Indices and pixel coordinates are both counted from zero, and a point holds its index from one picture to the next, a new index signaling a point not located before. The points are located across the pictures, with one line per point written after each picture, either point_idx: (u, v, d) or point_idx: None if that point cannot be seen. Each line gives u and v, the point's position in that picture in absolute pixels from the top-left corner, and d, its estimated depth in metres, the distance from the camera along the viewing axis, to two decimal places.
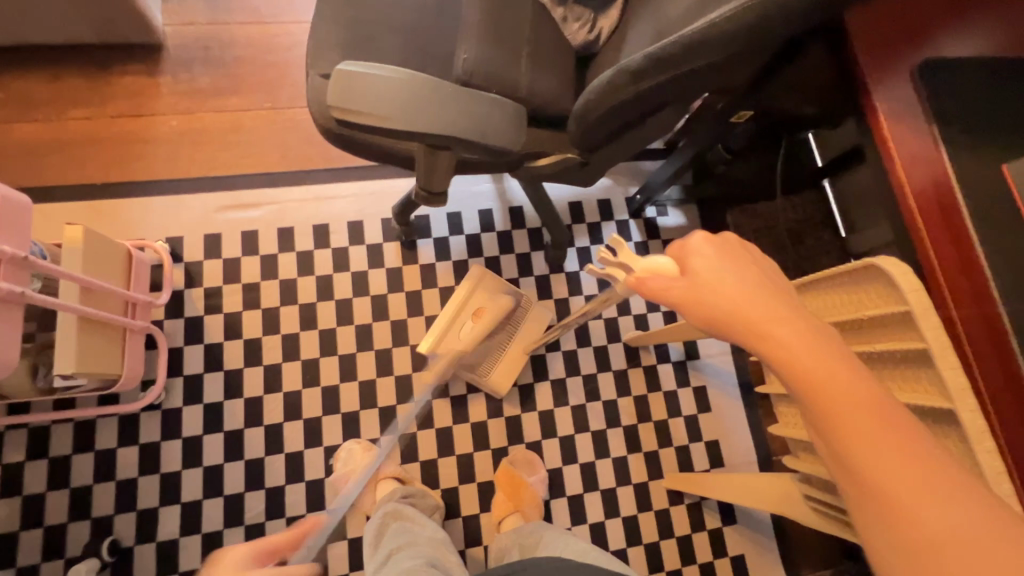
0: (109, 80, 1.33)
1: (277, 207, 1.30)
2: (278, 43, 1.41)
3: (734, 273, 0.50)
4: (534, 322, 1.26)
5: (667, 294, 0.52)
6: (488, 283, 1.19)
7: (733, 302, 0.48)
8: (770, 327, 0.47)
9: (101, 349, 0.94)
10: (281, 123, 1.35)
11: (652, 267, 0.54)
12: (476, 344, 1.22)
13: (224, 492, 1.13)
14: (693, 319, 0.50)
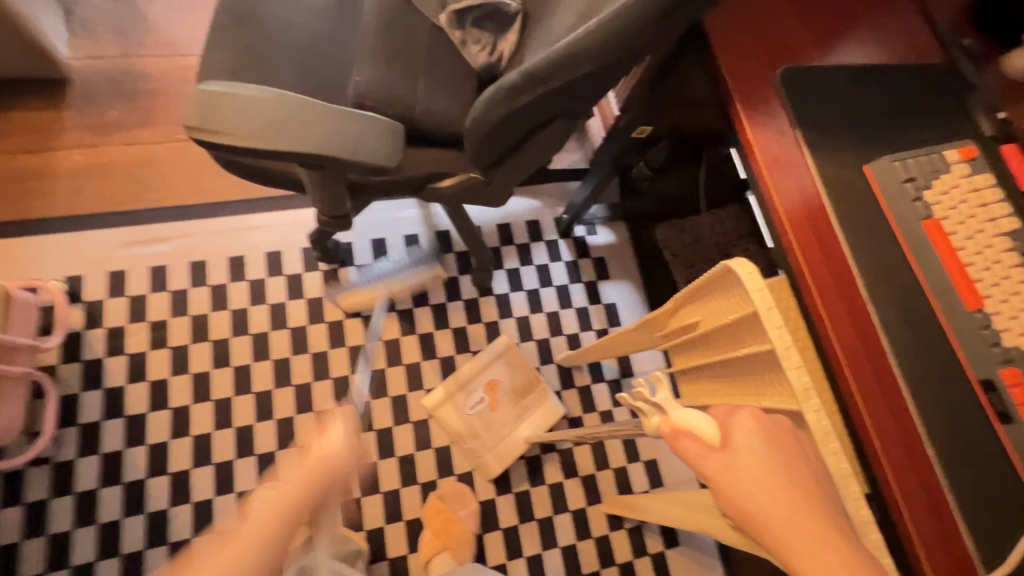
0: (9, 116, 1.27)
1: (188, 240, 1.25)
2: (193, 74, 1.38)
3: (787, 469, 0.43)
4: (545, 416, 1.24)
5: (698, 462, 0.46)
6: (509, 359, 1.27)
7: (769, 500, 0.42)
8: (805, 542, 0.40)
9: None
10: (194, 155, 1.31)
11: (687, 423, 0.48)
12: (486, 421, 1.21)
13: (122, 551, 1.04)
14: (724, 501, 0.43)
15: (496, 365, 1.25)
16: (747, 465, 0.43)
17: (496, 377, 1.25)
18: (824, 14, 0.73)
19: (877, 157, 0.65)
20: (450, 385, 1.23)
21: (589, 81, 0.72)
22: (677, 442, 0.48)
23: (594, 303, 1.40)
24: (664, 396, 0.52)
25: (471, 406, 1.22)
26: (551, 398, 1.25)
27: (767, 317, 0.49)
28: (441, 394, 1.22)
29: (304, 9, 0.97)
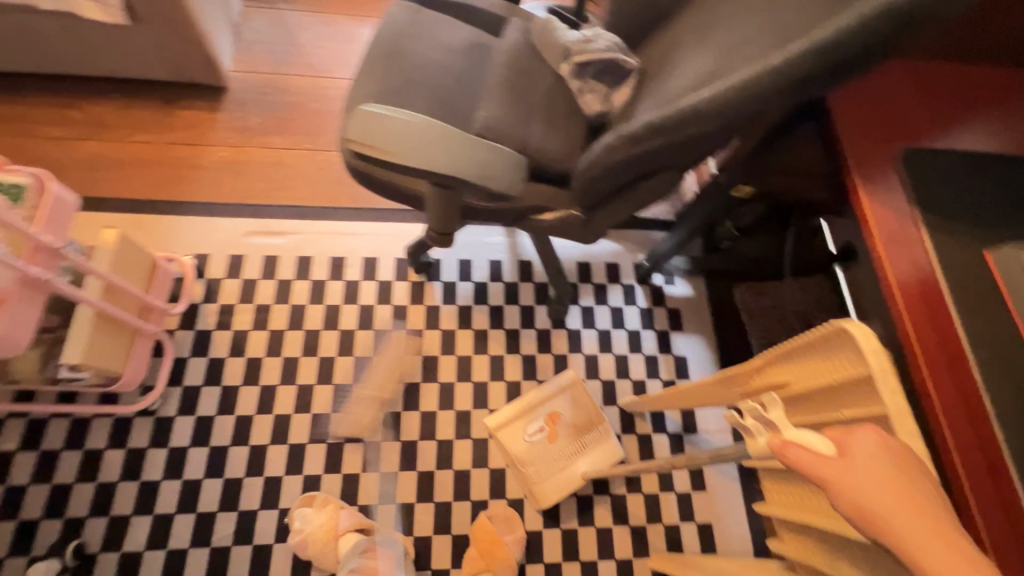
0: (175, 112, 1.49)
1: (300, 237, 1.38)
2: (328, 94, 1.57)
3: (905, 475, 0.45)
4: (605, 455, 1.22)
5: (815, 471, 0.47)
6: (574, 393, 1.27)
7: (890, 498, 0.44)
8: (929, 539, 0.41)
9: (110, 341, 1.00)
10: (318, 163, 1.47)
11: (800, 439, 0.50)
12: (545, 451, 1.22)
13: (198, 510, 1.12)
14: (843, 503, 0.45)
15: (559, 398, 1.26)
16: (867, 468, 0.45)
17: (560, 411, 1.26)
18: (951, 97, 0.74)
19: (1001, 243, 0.65)
20: (513, 411, 1.25)
21: (707, 136, 0.76)
22: (787, 453, 0.50)
23: (664, 352, 1.40)
24: (776, 415, 0.54)
25: (532, 433, 1.24)
26: (613, 439, 1.23)
27: (883, 379, 0.50)
28: (503, 423, 1.24)
29: (444, 49, 1.10)
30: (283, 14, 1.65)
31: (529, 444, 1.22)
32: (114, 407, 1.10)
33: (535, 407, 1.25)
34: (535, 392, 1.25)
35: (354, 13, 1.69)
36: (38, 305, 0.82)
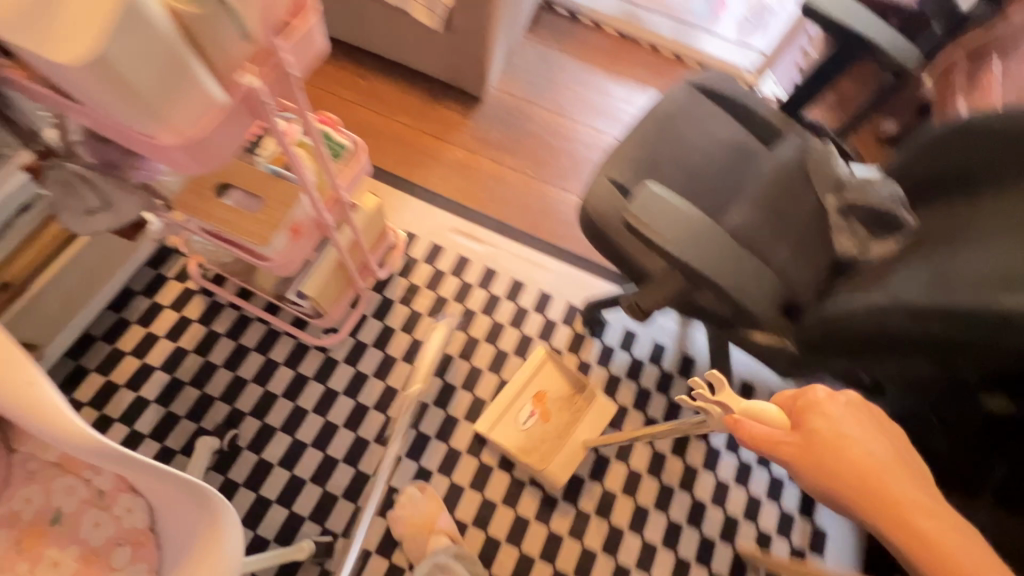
0: (436, 107, 1.68)
1: (495, 251, 1.48)
2: (563, 135, 1.68)
3: (851, 433, 0.62)
4: (601, 416, 1.24)
5: (778, 442, 0.65)
6: (551, 368, 1.27)
7: (846, 456, 0.61)
8: (871, 475, 0.60)
9: (336, 287, 1.15)
10: (532, 193, 1.58)
11: (757, 410, 0.67)
12: (541, 434, 1.24)
13: (326, 451, 1.22)
14: (806, 471, 0.63)
15: (540, 376, 1.26)
16: (820, 434, 0.63)
17: (547, 388, 1.26)
18: None
19: None
20: (495, 409, 1.23)
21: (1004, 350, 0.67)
22: (751, 426, 0.67)
23: (803, 517, 1.25)
24: (726, 393, 0.70)
25: (523, 421, 1.23)
26: (600, 396, 1.25)
27: None
28: (494, 420, 1.22)
29: (711, 140, 1.11)
30: (551, 54, 1.81)
31: (524, 432, 1.22)
32: (303, 333, 1.26)
33: (523, 393, 1.24)
34: (515, 382, 1.24)
35: (610, 71, 1.81)
36: (311, 242, 0.94)
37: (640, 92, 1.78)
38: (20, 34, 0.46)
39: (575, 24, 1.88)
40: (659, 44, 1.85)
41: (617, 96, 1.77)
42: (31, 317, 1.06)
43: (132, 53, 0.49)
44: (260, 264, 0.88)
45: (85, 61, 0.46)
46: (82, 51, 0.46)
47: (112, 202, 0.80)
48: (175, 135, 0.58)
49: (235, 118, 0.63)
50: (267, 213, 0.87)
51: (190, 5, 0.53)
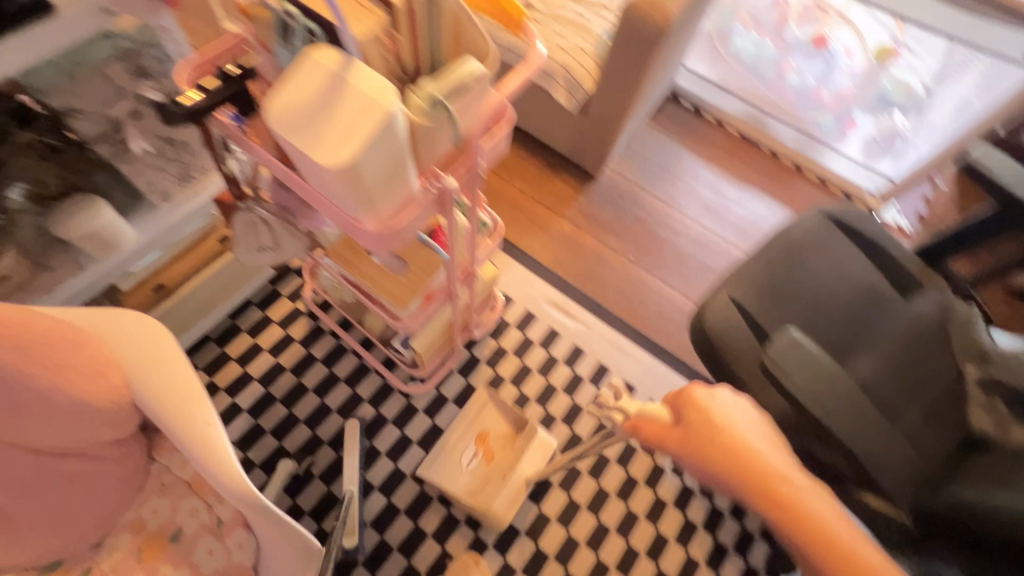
0: (551, 178, 1.74)
1: (585, 330, 1.49)
2: (670, 226, 1.70)
3: (723, 419, 0.69)
4: (542, 450, 1.25)
5: (664, 437, 0.73)
6: (492, 407, 1.29)
7: (721, 444, 0.68)
8: (733, 450, 0.67)
9: (438, 344, 1.19)
10: (631, 279, 1.59)
11: (648, 410, 0.77)
12: (484, 474, 1.23)
13: (391, 498, 1.24)
14: (689, 461, 0.70)
15: (484, 418, 1.28)
16: (692, 425, 0.70)
17: (489, 428, 1.28)
18: None
19: None
20: (440, 452, 1.23)
21: None
22: (643, 425, 0.77)
23: None
24: (630, 403, 0.79)
25: (466, 462, 1.23)
26: (540, 433, 1.26)
27: None
28: (437, 459, 1.22)
29: (847, 280, 1.05)
30: (671, 144, 1.85)
31: (467, 474, 1.22)
32: (392, 376, 1.28)
33: (465, 434, 1.25)
34: (456, 424, 1.26)
35: (727, 171, 1.82)
36: (437, 307, 0.99)
37: (753, 197, 1.78)
38: (293, 134, 0.52)
39: (699, 119, 1.92)
40: (780, 152, 1.86)
41: (729, 197, 1.77)
42: (170, 317, 1.13)
43: (376, 161, 0.55)
44: (392, 323, 0.95)
45: (342, 167, 0.52)
46: (342, 159, 0.52)
47: (280, 244, 0.87)
48: (377, 222, 0.64)
49: (425, 211, 0.68)
50: (409, 279, 0.92)
51: (426, 120, 0.59)
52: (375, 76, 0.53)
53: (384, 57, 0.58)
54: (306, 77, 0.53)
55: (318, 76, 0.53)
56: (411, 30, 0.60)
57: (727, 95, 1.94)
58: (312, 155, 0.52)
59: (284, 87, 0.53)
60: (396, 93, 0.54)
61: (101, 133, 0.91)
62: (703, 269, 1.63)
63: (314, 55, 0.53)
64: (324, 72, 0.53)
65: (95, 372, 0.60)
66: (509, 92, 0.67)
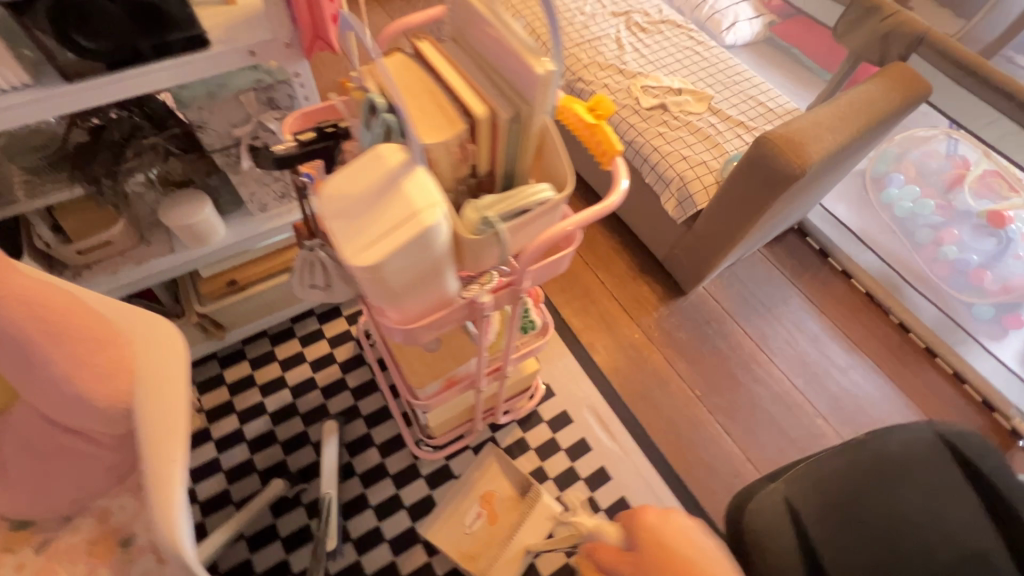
0: (639, 279, 1.65)
1: (621, 454, 1.35)
2: (752, 370, 1.52)
3: (685, 541, 0.59)
4: (546, 518, 1.19)
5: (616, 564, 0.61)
6: (496, 465, 1.26)
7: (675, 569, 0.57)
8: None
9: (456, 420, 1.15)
10: (690, 414, 1.43)
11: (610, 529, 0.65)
12: (486, 537, 1.18)
13: (361, 556, 1.18)
14: None
15: (489, 477, 1.24)
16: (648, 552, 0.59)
17: (495, 488, 1.24)
18: None
19: None
20: (444, 506, 1.21)
21: None
22: (597, 551, 0.64)
23: None
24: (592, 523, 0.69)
25: (467, 524, 1.19)
26: (545, 497, 1.20)
27: None
28: (437, 515, 1.19)
29: (948, 539, 0.76)
30: (781, 282, 1.68)
31: (467, 536, 1.18)
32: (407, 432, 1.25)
33: (467, 492, 1.22)
34: (458, 481, 1.23)
35: (839, 331, 1.61)
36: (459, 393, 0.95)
37: (861, 370, 1.54)
38: (333, 220, 0.52)
39: (824, 264, 1.73)
40: (914, 328, 1.60)
41: (833, 361, 1.55)
42: (235, 309, 1.20)
43: (403, 266, 0.54)
44: (409, 400, 0.94)
45: (365, 268, 0.51)
46: (367, 259, 0.51)
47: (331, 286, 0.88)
48: (397, 312, 0.63)
49: (452, 312, 0.67)
50: (431, 360, 0.94)
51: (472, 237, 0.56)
52: (429, 186, 0.51)
53: (452, 163, 0.58)
54: (363, 169, 0.52)
55: (375, 172, 0.52)
56: (491, 140, 0.58)
57: (869, 249, 1.72)
58: (341, 246, 0.52)
59: (342, 173, 0.53)
60: (443, 209, 0.52)
61: (222, 146, 0.92)
62: (776, 433, 1.43)
63: (379, 149, 0.53)
64: (382, 169, 0.52)
65: (105, 372, 0.62)
66: (575, 225, 0.62)
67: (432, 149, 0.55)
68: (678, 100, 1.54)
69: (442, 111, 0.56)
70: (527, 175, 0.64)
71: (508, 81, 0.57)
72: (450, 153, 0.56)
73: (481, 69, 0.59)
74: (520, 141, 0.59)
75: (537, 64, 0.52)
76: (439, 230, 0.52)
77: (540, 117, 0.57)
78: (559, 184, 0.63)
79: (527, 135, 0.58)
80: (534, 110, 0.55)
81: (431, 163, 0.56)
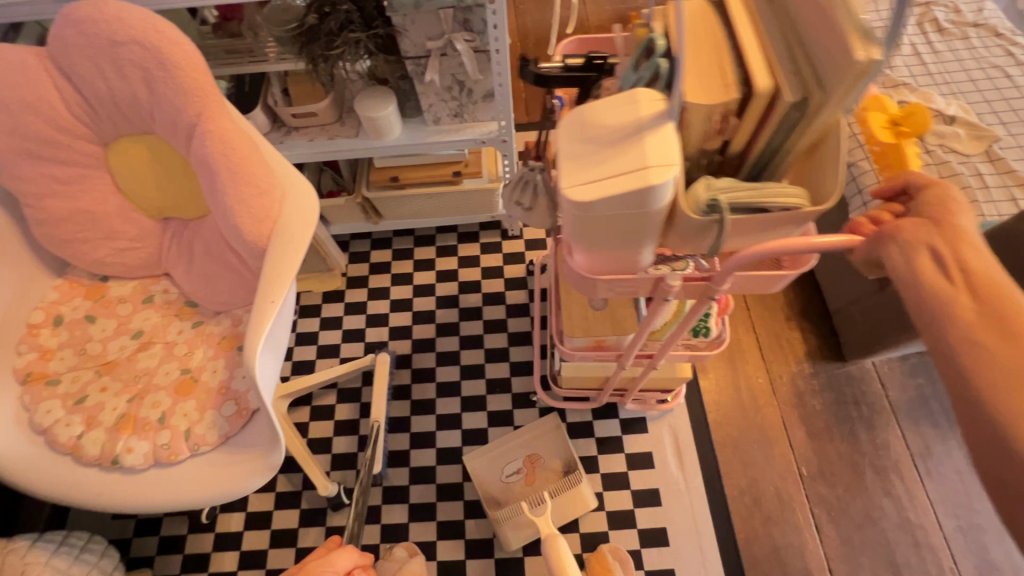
0: (792, 322, 1.42)
1: (681, 486, 1.24)
2: (888, 479, 1.24)
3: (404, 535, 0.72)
4: (576, 503, 1.19)
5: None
6: (555, 436, 1.26)
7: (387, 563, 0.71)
8: None
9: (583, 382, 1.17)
10: (781, 489, 1.24)
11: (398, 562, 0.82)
12: (519, 493, 1.21)
13: (411, 449, 1.32)
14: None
15: (543, 441, 1.26)
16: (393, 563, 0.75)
17: (542, 454, 1.25)
18: None
19: None
20: (495, 446, 1.25)
21: None
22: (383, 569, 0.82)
23: None
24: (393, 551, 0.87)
25: (507, 474, 1.23)
26: (585, 487, 1.19)
27: None
28: (486, 453, 1.25)
29: None
30: None
31: (503, 483, 1.22)
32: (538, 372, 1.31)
33: (518, 446, 1.26)
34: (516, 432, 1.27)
35: None
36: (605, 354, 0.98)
37: None
38: (572, 139, 0.56)
39: None
40: None
41: None
42: (392, 202, 1.35)
43: (611, 213, 0.55)
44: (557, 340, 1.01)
45: (578, 202, 0.53)
46: (584, 195, 0.53)
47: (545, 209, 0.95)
48: (586, 257, 0.65)
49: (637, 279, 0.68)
50: (591, 319, 0.96)
51: (691, 214, 0.55)
52: (671, 144, 0.52)
53: (705, 127, 0.56)
54: (618, 109, 0.54)
55: (625, 117, 0.54)
56: (760, 120, 0.56)
57: None
58: (568, 168, 0.55)
59: (596, 108, 0.56)
60: (676, 170, 0.51)
61: (415, 54, 1.02)
62: (882, 560, 1.16)
63: (639, 95, 0.55)
64: (635, 113, 0.54)
65: (256, 217, 0.77)
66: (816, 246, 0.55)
67: (691, 110, 0.54)
68: (942, 131, 1.20)
69: (720, 74, 0.54)
70: (783, 166, 0.59)
71: (811, 60, 0.53)
72: (706, 117, 0.55)
73: (787, 44, 0.55)
74: (793, 133, 0.56)
75: (860, 45, 0.46)
76: (662, 190, 0.52)
77: (829, 114, 0.51)
78: (818, 190, 0.57)
79: (803, 126, 0.54)
80: (828, 100, 0.50)
81: (683, 122, 0.56)
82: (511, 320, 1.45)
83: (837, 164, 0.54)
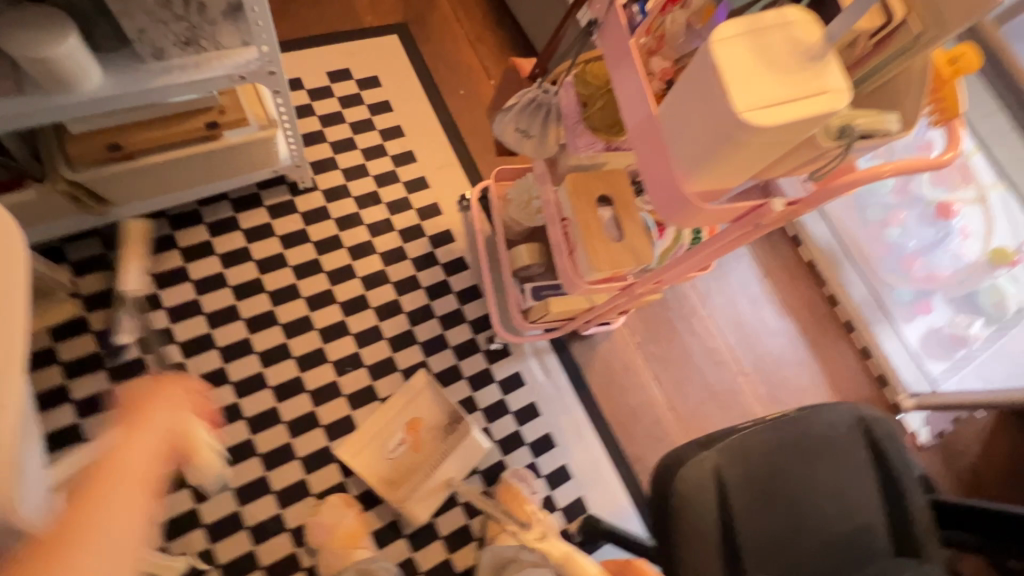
0: None
1: (552, 391, 1.33)
2: (691, 322, 1.53)
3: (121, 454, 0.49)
4: (468, 454, 1.14)
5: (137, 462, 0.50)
6: (426, 395, 1.19)
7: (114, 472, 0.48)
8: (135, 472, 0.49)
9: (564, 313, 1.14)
10: (625, 360, 1.43)
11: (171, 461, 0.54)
12: (409, 463, 1.15)
13: (268, 472, 1.10)
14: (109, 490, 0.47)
15: (418, 403, 1.18)
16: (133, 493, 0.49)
17: (422, 416, 1.17)
18: None
19: None
20: (368, 426, 1.15)
21: None
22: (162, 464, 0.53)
23: None
24: None
25: (390, 449, 1.15)
26: (474, 434, 1.13)
27: None
28: (358, 438, 1.14)
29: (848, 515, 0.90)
30: None
31: (389, 460, 1.14)
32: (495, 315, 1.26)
33: (393, 417, 1.17)
34: (387, 404, 1.17)
35: (778, 296, 1.66)
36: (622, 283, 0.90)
37: (787, 335, 1.62)
38: (733, 56, 0.50)
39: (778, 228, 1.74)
40: (841, 303, 1.68)
41: (765, 323, 1.61)
42: (120, 181, 0.95)
43: (767, 144, 0.52)
44: (569, 271, 0.90)
45: (754, 124, 0.49)
46: (761, 118, 0.49)
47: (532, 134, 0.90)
48: (695, 191, 0.60)
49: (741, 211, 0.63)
50: (615, 250, 0.86)
51: (829, 140, 0.53)
52: (839, 71, 0.51)
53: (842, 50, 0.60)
54: (780, 36, 0.51)
55: (792, 34, 0.51)
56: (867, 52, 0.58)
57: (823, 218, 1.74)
58: (740, 93, 0.49)
59: (759, 28, 0.51)
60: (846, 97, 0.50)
61: None
62: (700, 384, 1.48)
63: (790, 16, 0.51)
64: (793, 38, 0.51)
65: None
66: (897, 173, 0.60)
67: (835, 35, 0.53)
68: None
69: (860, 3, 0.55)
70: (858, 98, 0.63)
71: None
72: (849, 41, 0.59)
73: None
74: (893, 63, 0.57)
75: None
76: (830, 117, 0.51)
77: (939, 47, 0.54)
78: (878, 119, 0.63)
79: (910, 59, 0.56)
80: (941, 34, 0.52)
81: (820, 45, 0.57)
82: (336, 288, 1.25)
83: (916, 100, 0.57)
